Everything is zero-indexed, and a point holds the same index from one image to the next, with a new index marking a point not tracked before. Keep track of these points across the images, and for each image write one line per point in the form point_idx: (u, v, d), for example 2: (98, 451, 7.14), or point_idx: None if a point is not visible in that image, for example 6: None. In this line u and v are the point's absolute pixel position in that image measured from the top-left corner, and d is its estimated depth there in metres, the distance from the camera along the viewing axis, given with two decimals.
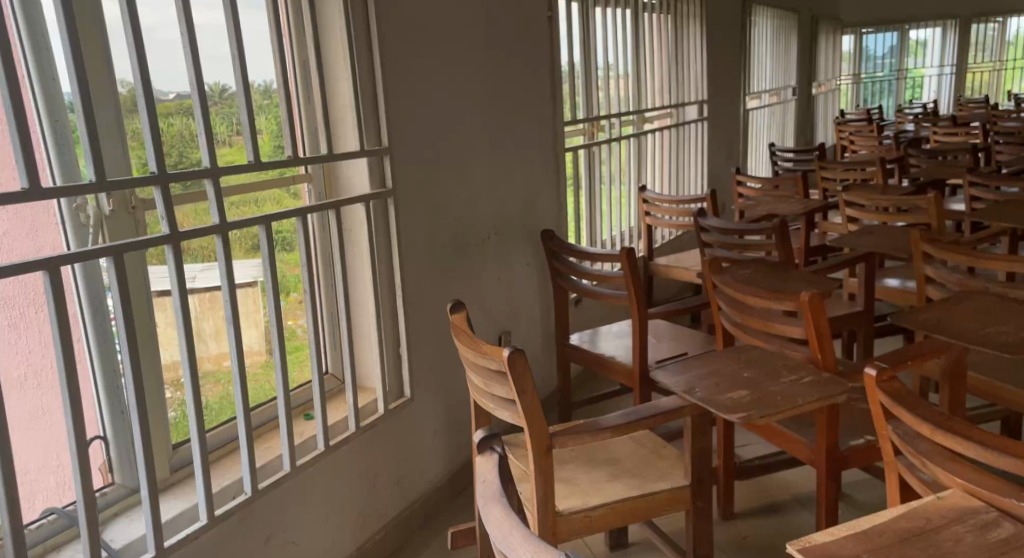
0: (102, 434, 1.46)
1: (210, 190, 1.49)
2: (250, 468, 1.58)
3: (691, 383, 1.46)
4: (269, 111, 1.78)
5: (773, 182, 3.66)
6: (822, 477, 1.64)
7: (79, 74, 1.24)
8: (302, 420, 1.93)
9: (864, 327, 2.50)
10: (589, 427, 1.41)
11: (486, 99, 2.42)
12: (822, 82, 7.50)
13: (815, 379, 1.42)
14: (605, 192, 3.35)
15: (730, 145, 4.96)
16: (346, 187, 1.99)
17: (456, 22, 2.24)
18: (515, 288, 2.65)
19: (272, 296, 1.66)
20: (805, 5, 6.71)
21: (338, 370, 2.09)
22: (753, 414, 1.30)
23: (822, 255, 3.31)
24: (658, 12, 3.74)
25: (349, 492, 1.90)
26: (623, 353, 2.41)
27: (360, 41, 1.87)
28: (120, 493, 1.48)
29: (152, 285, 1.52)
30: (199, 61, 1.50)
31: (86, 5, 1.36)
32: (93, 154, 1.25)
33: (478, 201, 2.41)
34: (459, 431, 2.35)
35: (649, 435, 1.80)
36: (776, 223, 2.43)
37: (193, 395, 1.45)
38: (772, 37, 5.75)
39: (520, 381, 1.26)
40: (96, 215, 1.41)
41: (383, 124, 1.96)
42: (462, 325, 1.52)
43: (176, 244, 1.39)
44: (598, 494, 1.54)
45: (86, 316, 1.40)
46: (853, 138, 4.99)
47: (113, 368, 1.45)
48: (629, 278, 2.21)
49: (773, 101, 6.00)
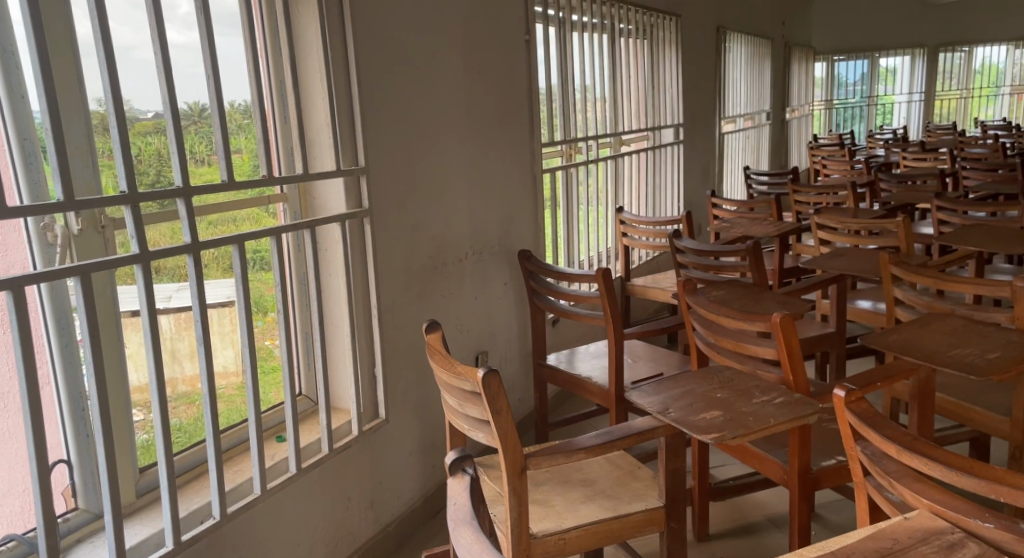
0: (66, 458, 1.43)
1: (182, 210, 1.48)
2: (219, 492, 1.55)
3: (665, 403, 1.46)
4: (246, 131, 1.78)
5: (747, 205, 3.71)
6: (794, 498, 1.65)
7: (49, 93, 1.23)
8: (273, 442, 1.90)
9: (836, 347, 2.53)
10: (563, 447, 1.40)
11: (464, 120, 2.43)
12: (795, 107, 7.64)
13: (787, 399, 1.43)
14: (583, 213, 3.37)
15: (706, 168, 5.03)
16: (321, 207, 1.98)
17: (434, 45, 2.26)
18: (492, 309, 2.65)
19: (243, 316, 1.65)
20: (779, 32, 6.85)
21: (311, 391, 2.07)
22: (726, 435, 1.31)
23: (796, 277, 3.35)
24: (635, 37, 3.80)
25: (321, 516, 1.87)
26: (599, 374, 2.42)
27: (337, 63, 1.87)
28: (84, 519, 1.44)
29: (120, 305, 1.50)
30: (173, 79, 1.49)
31: (58, 25, 1.36)
32: (61, 174, 1.23)
33: (456, 221, 2.41)
34: (434, 453, 2.34)
35: (624, 456, 1.79)
36: (749, 245, 2.46)
37: (161, 416, 1.43)
38: (747, 62, 5.87)
39: (494, 402, 1.26)
40: (64, 235, 1.39)
41: (360, 145, 1.95)
42: (437, 344, 1.51)
43: (146, 263, 1.38)
44: (573, 516, 1.54)
45: (52, 337, 1.38)
46: (826, 162, 5.08)
47: (79, 389, 1.43)
48: (605, 299, 2.22)
49: (747, 125, 6.09)
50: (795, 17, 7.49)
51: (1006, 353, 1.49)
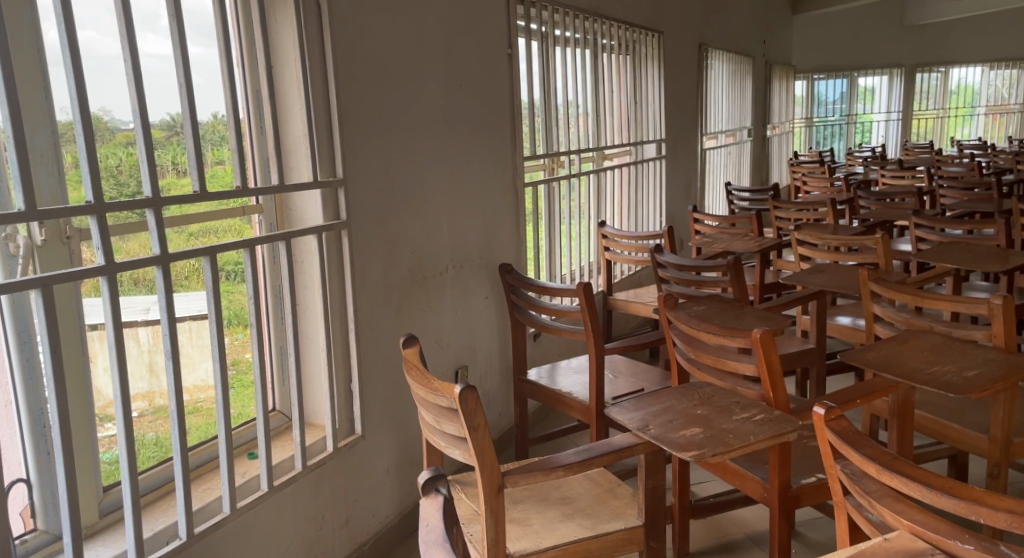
0: (25, 477, 1.39)
1: (152, 221, 1.45)
2: (186, 511, 1.51)
3: (644, 420, 1.44)
4: (218, 142, 1.75)
5: (729, 220, 3.73)
6: (774, 515, 1.63)
7: (11, 102, 1.19)
8: (244, 460, 1.86)
9: (816, 363, 2.53)
10: (542, 465, 1.38)
11: (446, 134, 2.42)
12: (775, 125, 7.71)
13: (767, 417, 1.42)
14: (565, 227, 3.37)
15: (688, 183, 5.05)
16: (298, 219, 1.96)
17: (415, 57, 2.24)
18: (472, 323, 2.62)
19: (215, 330, 1.61)
20: (760, 50, 6.92)
21: (285, 407, 2.03)
22: (705, 452, 1.29)
23: (777, 292, 3.36)
24: (618, 52, 3.81)
25: (293, 535, 1.83)
26: (580, 389, 2.39)
27: (315, 74, 1.86)
28: (42, 540, 1.39)
29: (85, 318, 1.46)
30: (145, 89, 1.46)
31: (23, 33, 1.33)
32: (23, 183, 1.20)
33: (436, 234, 2.39)
34: (412, 470, 2.30)
35: (604, 473, 1.77)
36: (730, 260, 2.45)
37: (125, 433, 1.38)
38: (729, 79, 5.92)
39: (471, 418, 1.23)
40: (27, 245, 1.35)
41: (338, 157, 1.93)
42: (415, 359, 1.48)
43: (112, 276, 1.34)
44: (551, 536, 1.51)
45: (12, 351, 1.34)
46: (806, 179, 5.12)
47: (40, 406, 1.39)
48: (586, 313, 2.20)
49: (728, 141, 6.13)
50: (775, 35, 7.59)
51: (983, 371, 1.49)
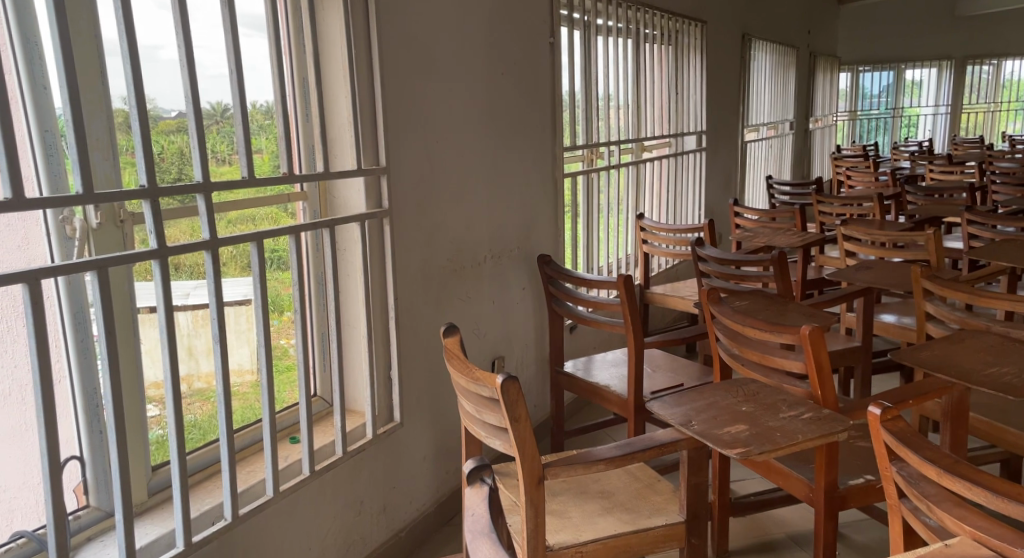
0: (78, 454, 1.42)
1: (202, 206, 1.47)
2: (232, 493, 1.53)
3: (687, 416, 1.42)
4: (266, 132, 1.77)
5: (770, 215, 3.66)
6: (820, 516, 1.60)
7: (70, 87, 1.21)
8: (287, 443, 1.89)
9: (861, 362, 2.47)
10: (582, 458, 1.37)
11: (486, 122, 2.41)
12: (818, 118, 7.56)
13: (816, 416, 1.39)
14: (603, 219, 3.34)
15: (728, 176, 4.98)
16: (341, 207, 1.97)
17: (458, 46, 2.24)
18: (509, 314, 2.62)
19: (259, 315, 1.63)
20: (804, 41, 6.78)
21: (326, 393, 2.05)
22: (752, 450, 1.27)
23: (819, 289, 3.29)
24: (660, 42, 3.76)
25: (332, 519, 1.85)
26: (617, 383, 2.37)
27: (360, 62, 1.86)
28: (95, 517, 1.43)
29: (137, 301, 1.49)
30: (196, 77, 1.48)
31: (83, 21, 1.35)
32: (81, 167, 1.22)
33: (476, 223, 2.39)
34: (448, 459, 2.31)
35: (643, 468, 1.76)
36: (774, 254, 2.40)
37: (175, 414, 1.41)
38: (772, 71, 5.82)
39: (512, 409, 1.22)
40: (82, 228, 1.38)
41: (382, 145, 1.93)
42: (455, 348, 1.47)
43: (164, 259, 1.36)
44: (591, 529, 1.50)
45: (68, 332, 1.37)
46: (850, 174, 5.01)
47: (94, 387, 1.42)
48: (625, 305, 2.17)
49: (770, 134, 6.03)
50: (821, 25, 7.42)
51: None
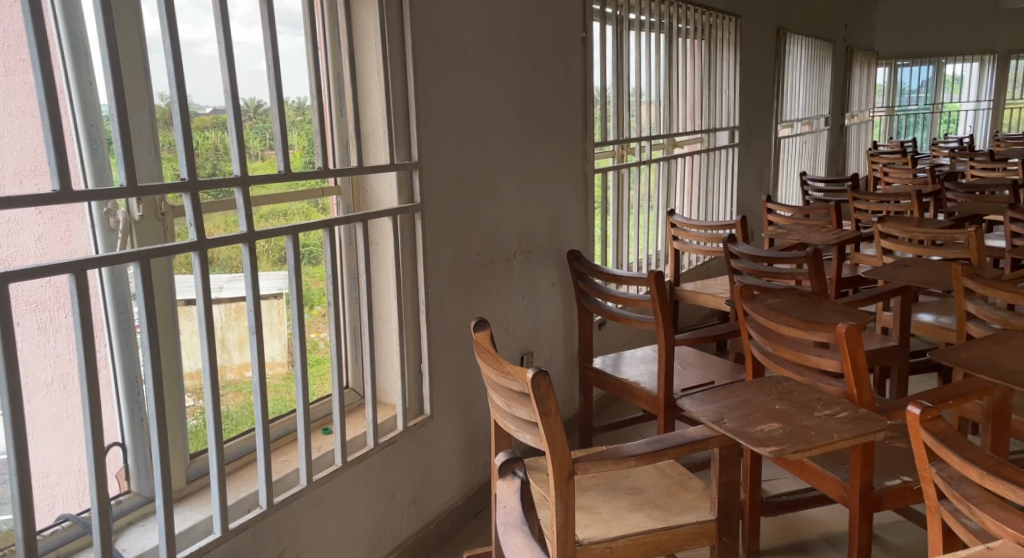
0: (120, 441, 1.46)
1: (240, 199, 1.49)
2: (267, 481, 1.56)
3: (719, 413, 1.41)
4: (302, 127, 1.80)
5: (804, 212, 3.61)
6: (855, 517, 1.57)
7: (115, 82, 1.24)
8: (319, 434, 1.91)
9: (898, 362, 2.43)
10: (613, 454, 1.36)
11: (517, 117, 2.41)
12: (854, 114, 7.42)
13: (851, 415, 1.37)
14: (633, 215, 3.32)
15: (761, 172, 4.92)
16: (374, 201, 1.99)
17: (491, 41, 2.24)
18: (538, 309, 2.62)
19: (294, 308, 1.65)
20: (840, 35, 6.65)
21: (358, 385, 2.08)
22: (785, 449, 1.26)
23: (854, 288, 3.24)
24: (693, 37, 3.73)
25: (364, 510, 1.87)
26: (647, 380, 2.36)
27: (394, 58, 1.88)
28: (136, 502, 1.47)
29: (176, 293, 1.52)
30: (234, 73, 1.50)
31: (128, 20, 1.38)
32: (125, 161, 1.25)
33: (507, 218, 2.40)
34: (477, 453, 2.32)
35: (674, 465, 1.75)
36: (809, 252, 2.37)
37: (213, 404, 1.44)
38: (807, 65, 5.73)
39: (543, 404, 1.22)
40: (125, 220, 1.42)
41: (415, 140, 1.95)
42: (486, 343, 1.48)
43: (203, 251, 1.39)
44: (621, 525, 1.50)
45: (111, 321, 1.41)
46: (887, 170, 4.92)
47: (135, 375, 1.45)
48: (656, 302, 2.16)
49: (804, 130, 5.94)
50: (859, 18, 7.28)
51: None
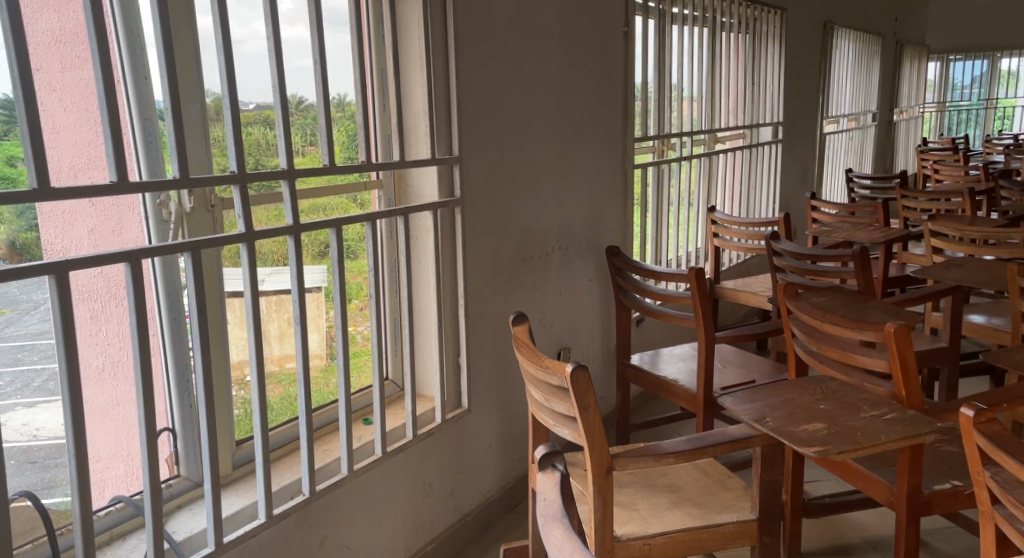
0: (170, 427, 1.50)
1: (286, 192, 1.52)
2: (309, 470, 1.58)
3: (762, 412, 1.39)
4: (344, 123, 1.82)
5: (849, 209, 3.53)
6: (901, 520, 1.54)
7: (169, 78, 1.27)
8: (360, 425, 1.94)
9: (947, 363, 2.36)
10: (652, 451, 1.36)
11: (557, 111, 2.40)
12: (903, 109, 7.23)
13: (899, 416, 1.34)
14: (673, 211, 3.29)
15: (805, 169, 4.83)
16: (415, 196, 2.00)
17: (531, 36, 2.24)
18: (576, 305, 2.61)
19: (337, 300, 1.67)
20: (890, 29, 6.48)
21: (398, 377, 2.10)
22: (830, 449, 1.24)
23: (901, 288, 3.16)
24: (737, 30, 3.67)
25: (402, 500, 1.89)
26: (686, 377, 2.34)
27: (436, 53, 1.89)
28: (184, 486, 1.51)
29: (224, 285, 1.56)
30: (282, 69, 1.53)
31: (181, 17, 1.42)
32: (178, 154, 1.28)
33: (546, 213, 2.39)
34: (514, 447, 2.33)
35: (713, 464, 1.73)
36: (855, 250, 2.32)
37: (258, 392, 1.47)
38: (855, 60, 5.59)
39: (582, 399, 1.22)
40: (177, 212, 1.46)
41: (455, 134, 1.96)
42: (524, 337, 1.48)
43: (251, 243, 1.42)
44: (659, 523, 1.49)
45: (162, 310, 1.45)
46: (937, 167, 4.78)
47: (185, 363, 1.49)
48: (697, 298, 2.13)
49: (850, 126, 5.81)
50: (910, 11, 7.08)
51: None
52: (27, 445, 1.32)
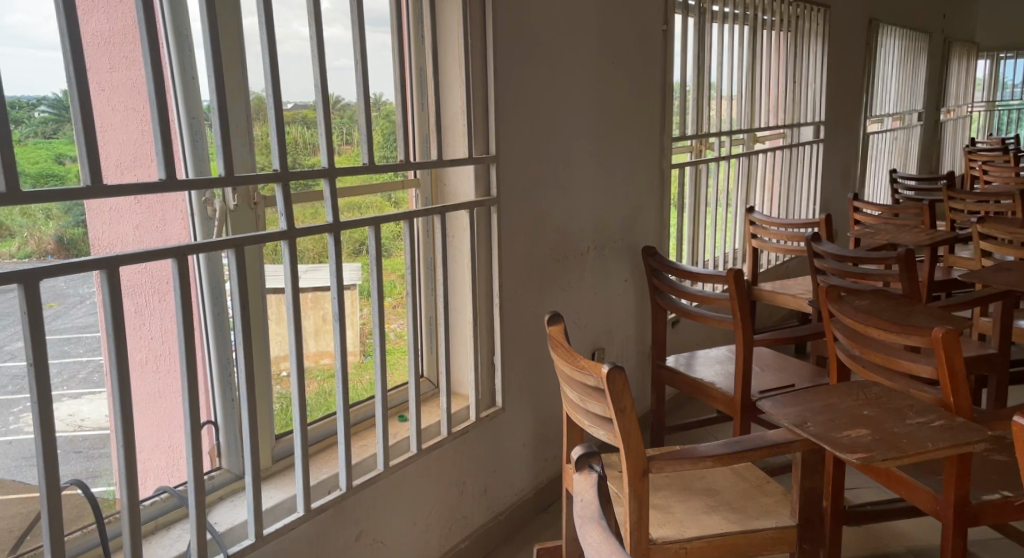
0: (213, 420, 1.54)
1: (327, 190, 1.53)
2: (346, 465, 1.60)
3: (802, 416, 1.37)
4: (381, 122, 1.84)
5: (893, 211, 3.45)
6: (947, 530, 1.50)
7: (216, 77, 1.29)
8: (396, 421, 1.96)
9: (996, 370, 2.30)
10: (689, 453, 1.34)
11: (594, 110, 2.39)
12: (950, 108, 7.05)
13: (947, 424, 1.31)
14: (711, 211, 3.25)
15: (847, 169, 4.73)
16: (452, 195, 2.01)
17: (570, 34, 2.23)
18: (611, 305, 2.60)
19: (375, 297, 1.68)
20: (938, 26, 6.31)
21: (432, 375, 2.11)
22: (874, 456, 1.21)
23: (947, 292, 3.09)
24: (778, 28, 3.61)
25: (437, 497, 1.91)
26: (723, 380, 2.31)
27: (475, 52, 1.89)
28: (226, 478, 1.54)
29: (266, 281, 1.59)
30: (324, 69, 1.54)
31: (228, 18, 1.44)
32: (224, 151, 1.30)
33: (582, 212, 2.39)
34: (547, 447, 2.33)
35: (751, 468, 1.71)
36: (901, 252, 2.26)
37: (298, 388, 1.48)
38: (900, 58, 5.46)
39: (618, 401, 1.22)
40: (221, 209, 1.47)
41: (492, 133, 1.95)
42: (559, 336, 1.47)
43: (292, 240, 1.43)
44: (695, 526, 1.47)
45: (207, 306, 1.48)
46: (986, 168, 4.65)
47: (227, 358, 1.52)
48: (735, 300, 2.10)
49: (894, 125, 5.68)
50: (959, 7, 6.89)
51: None
52: (72, 435, 1.35)
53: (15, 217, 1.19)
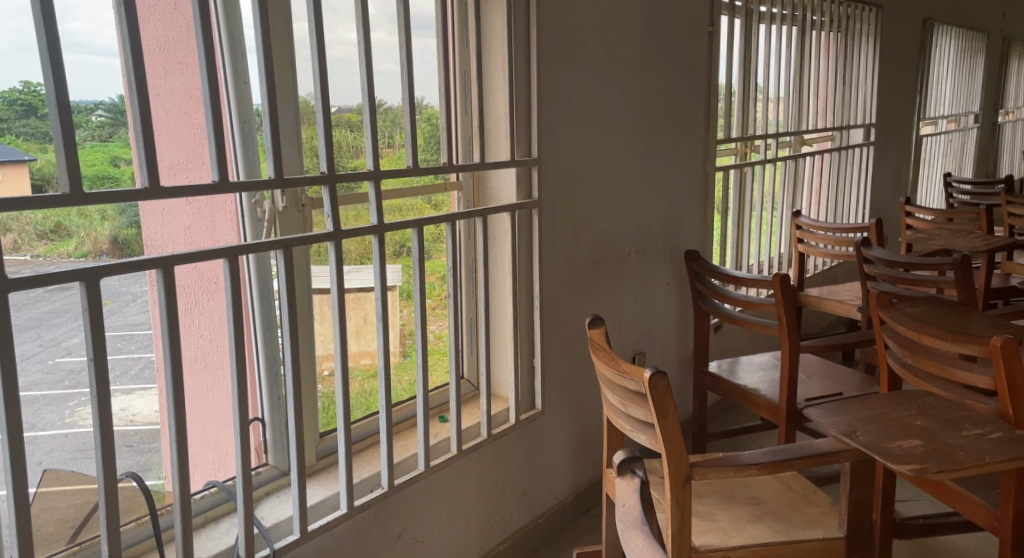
0: (260, 417, 1.57)
1: (372, 192, 1.55)
2: (387, 464, 1.62)
3: (851, 425, 1.33)
4: (425, 125, 1.86)
5: (948, 216, 3.35)
6: (1006, 547, 1.45)
7: (267, 80, 1.31)
8: (437, 422, 1.97)
9: None
10: (732, 461, 1.32)
11: (638, 113, 2.37)
12: (1008, 110, 6.80)
13: (1005, 437, 1.26)
14: (756, 215, 3.20)
15: (899, 172, 4.61)
16: (494, 198, 2.02)
17: (614, 37, 2.22)
18: (653, 309, 2.58)
19: (417, 297, 1.69)
20: (997, 25, 6.11)
21: (473, 376, 2.12)
22: (928, 468, 1.17)
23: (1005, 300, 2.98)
24: (828, 29, 3.54)
25: (477, 498, 1.91)
26: (767, 387, 2.27)
27: (518, 54, 1.89)
28: (272, 475, 1.57)
29: (312, 281, 1.62)
30: (371, 73, 1.56)
31: (279, 24, 1.47)
32: (273, 153, 1.32)
33: (624, 215, 2.37)
34: (587, 450, 2.32)
35: (797, 478, 1.67)
36: (955, 259, 2.19)
37: (342, 387, 1.50)
38: (956, 58, 5.30)
39: (659, 405, 1.20)
40: (271, 211, 1.51)
41: (535, 134, 1.95)
42: (600, 340, 1.46)
43: (339, 241, 1.45)
44: (739, 535, 1.45)
45: (255, 307, 1.52)
46: None
47: (274, 356, 1.55)
48: (781, 307, 2.06)
49: (950, 127, 5.51)
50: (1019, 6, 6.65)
51: None
52: (124, 429, 1.40)
53: (73, 217, 1.23)
